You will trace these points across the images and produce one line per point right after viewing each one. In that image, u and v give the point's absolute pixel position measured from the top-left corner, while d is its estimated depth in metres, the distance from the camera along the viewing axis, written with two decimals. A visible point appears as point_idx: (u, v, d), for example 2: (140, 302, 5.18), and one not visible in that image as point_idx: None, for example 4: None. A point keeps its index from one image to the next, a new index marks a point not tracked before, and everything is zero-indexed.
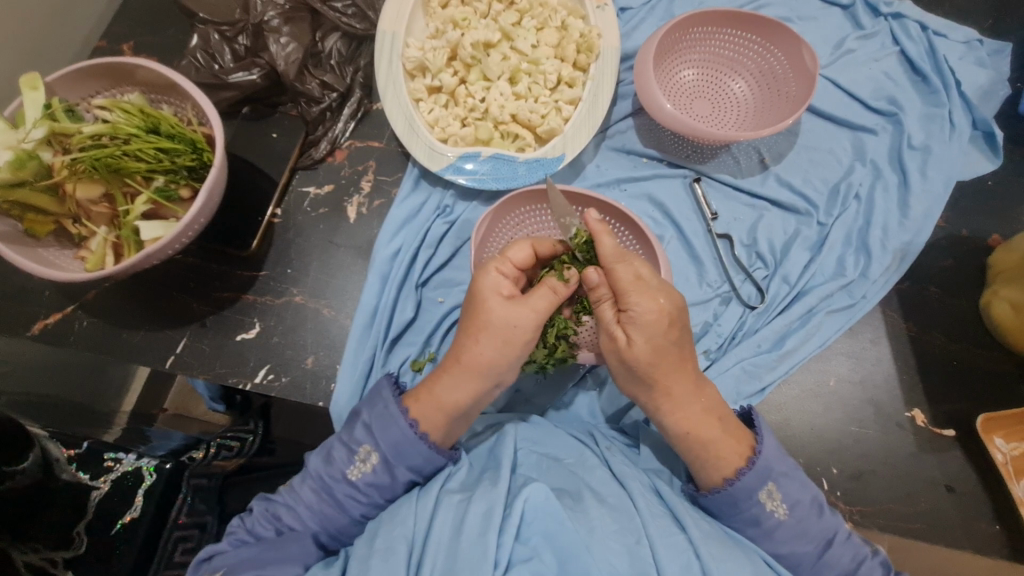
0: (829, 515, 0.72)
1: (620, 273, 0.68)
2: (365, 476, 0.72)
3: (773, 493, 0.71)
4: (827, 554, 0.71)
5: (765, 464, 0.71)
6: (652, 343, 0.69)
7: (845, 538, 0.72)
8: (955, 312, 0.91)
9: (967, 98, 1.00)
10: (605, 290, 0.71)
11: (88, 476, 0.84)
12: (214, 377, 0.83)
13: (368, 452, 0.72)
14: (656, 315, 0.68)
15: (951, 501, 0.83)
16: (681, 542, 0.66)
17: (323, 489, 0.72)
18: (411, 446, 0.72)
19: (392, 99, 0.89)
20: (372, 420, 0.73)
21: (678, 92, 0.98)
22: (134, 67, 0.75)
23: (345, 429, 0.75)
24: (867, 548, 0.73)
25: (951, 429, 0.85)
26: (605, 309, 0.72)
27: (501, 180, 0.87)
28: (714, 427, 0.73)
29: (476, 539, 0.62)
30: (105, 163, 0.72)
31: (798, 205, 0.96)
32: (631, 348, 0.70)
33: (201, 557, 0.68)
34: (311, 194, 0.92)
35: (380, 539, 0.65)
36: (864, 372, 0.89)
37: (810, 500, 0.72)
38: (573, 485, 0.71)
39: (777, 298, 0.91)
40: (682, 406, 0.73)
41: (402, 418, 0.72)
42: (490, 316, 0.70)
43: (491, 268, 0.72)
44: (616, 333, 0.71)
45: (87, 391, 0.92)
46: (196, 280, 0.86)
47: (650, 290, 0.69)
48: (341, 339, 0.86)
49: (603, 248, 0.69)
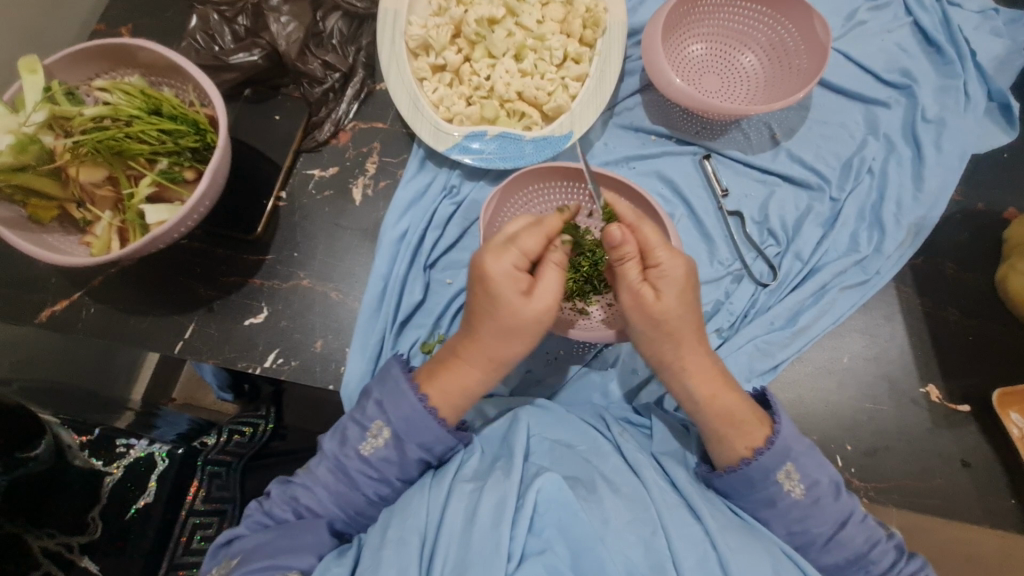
0: (845, 497, 0.72)
1: (647, 232, 0.69)
2: (377, 451, 0.71)
3: (791, 473, 0.70)
4: (839, 534, 0.70)
5: (783, 444, 0.70)
6: (680, 298, 0.69)
7: (860, 521, 0.71)
8: (970, 286, 0.90)
9: (982, 69, 0.98)
10: (631, 250, 0.68)
11: (101, 462, 0.84)
12: (223, 361, 0.82)
13: (379, 428, 0.72)
14: (681, 272, 0.69)
15: (966, 477, 0.82)
16: (698, 533, 0.66)
17: (339, 468, 0.72)
18: (422, 421, 0.71)
19: (395, 80, 0.88)
20: (384, 396, 0.73)
21: (687, 68, 0.96)
22: (134, 47, 0.74)
23: (355, 408, 0.74)
24: (884, 532, 0.72)
25: (967, 405, 0.85)
26: (629, 268, 0.69)
27: (507, 159, 0.87)
28: (731, 392, 0.73)
29: (489, 531, 0.62)
30: (107, 146, 0.70)
31: (810, 180, 0.94)
32: (659, 302, 0.68)
33: (219, 543, 0.69)
34: (315, 176, 0.91)
35: (392, 530, 0.65)
36: (878, 349, 0.88)
37: (828, 481, 0.71)
38: (586, 473, 0.71)
39: (790, 275, 0.90)
40: (701, 368, 0.73)
41: (412, 394, 0.72)
42: (512, 316, 0.68)
43: (502, 261, 0.68)
44: (643, 290, 0.69)
45: (94, 378, 0.91)
46: (201, 265, 0.85)
47: (675, 249, 0.70)
48: (349, 322, 0.85)
49: (621, 212, 0.72)
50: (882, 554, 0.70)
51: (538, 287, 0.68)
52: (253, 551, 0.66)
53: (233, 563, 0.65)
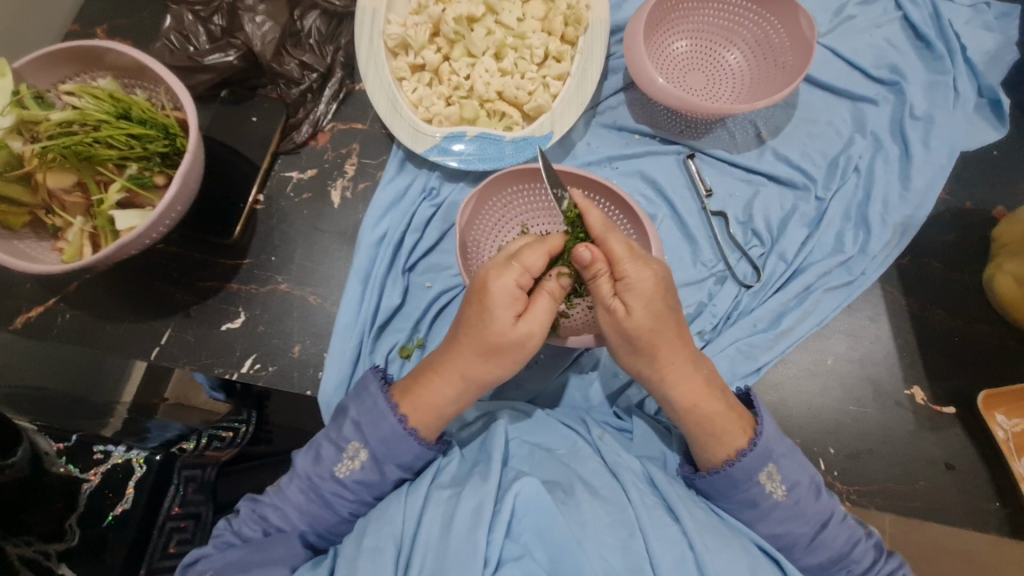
0: (826, 497, 0.71)
1: (614, 243, 0.67)
2: (353, 473, 0.71)
3: (773, 474, 0.70)
4: (820, 534, 0.70)
5: (766, 444, 0.70)
6: (649, 312, 0.67)
7: (840, 520, 0.71)
8: (957, 287, 0.89)
9: (972, 65, 0.96)
10: (601, 264, 0.67)
11: (78, 469, 0.83)
12: (200, 368, 0.82)
13: (356, 450, 0.71)
14: (650, 283, 0.67)
15: (950, 479, 0.81)
16: (676, 534, 0.65)
17: (311, 488, 0.71)
18: (399, 441, 0.71)
19: (373, 80, 0.86)
20: (361, 416, 0.72)
21: (671, 65, 0.95)
22: (103, 50, 0.73)
23: (332, 428, 0.73)
24: (863, 530, 0.72)
25: (952, 407, 0.84)
26: (601, 284, 0.68)
27: (487, 160, 0.86)
28: (715, 402, 0.71)
29: (466, 535, 0.62)
30: (74, 152, 0.69)
31: (796, 179, 0.93)
32: (631, 318, 0.67)
33: (186, 563, 0.68)
34: (294, 179, 0.90)
35: (368, 538, 0.65)
36: (862, 351, 0.87)
37: (808, 481, 0.71)
38: (565, 477, 0.70)
39: (774, 276, 0.89)
40: (686, 378, 0.72)
41: (391, 414, 0.71)
42: (502, 339, 0.67)
43: (504, 278, 0.66)
44: (613, 306, 0.68)
45: (81, 385, 0.90)
46: (178, 270, 0.84)
47: (642, 258, 0.68)
48: (327, 327, 0.85)
49: (590, 220, 0.68)
50: (863, 553, 0.70)
51: (530, 313, 0.68)
52: (220, 571, 0.65)
53: None
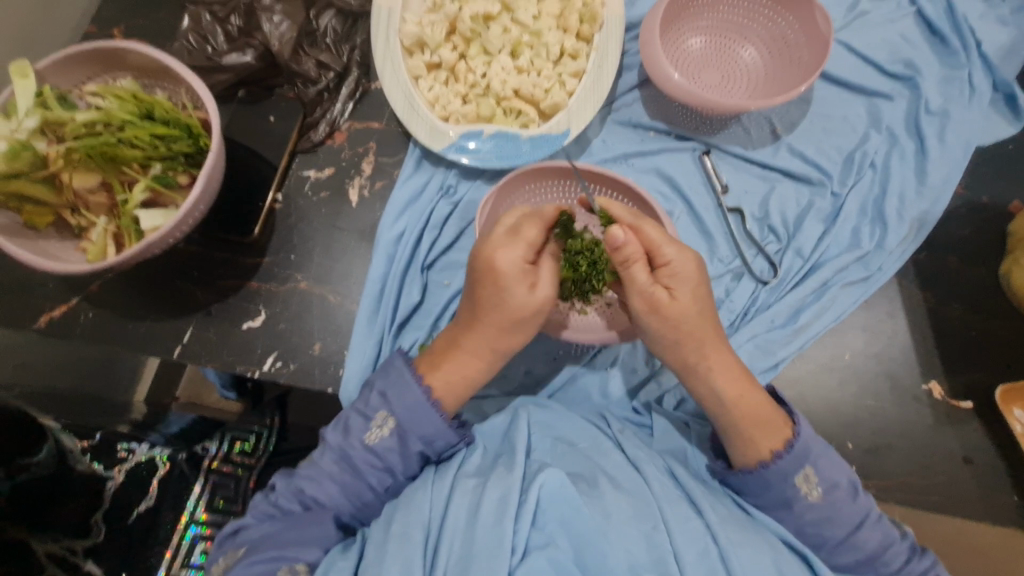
0: (862, 499, 0.71)
1: (649, 229, 0.70)
2: (382, 441, 0.71)
3: (809, 477, 0.70)
4: (853, 536, 0.70)
5: (803, 446, 0.70)
6: (694, 297, 0.69)
7: (875, 520, 0.71)
8: (974, 282, 0.89)
9: (988, 59, 0.96)
10: (635, 250, 0.67)
11: (101, 466, 0.83)
12: (222, 365, 0.82)
13: (384, 418, 0.72)
14: (692, 266, 0.70)
15: (969, 474, 0.82)
16: (699, 527, 0.66)
17: (343, 458, 0.72)
18: (424, 413, 0.71)
19: (390, 78, 0.87)
20: (388, 387, 0.73)
21: (686, 62, 0.95)
22: (125, 51, 0.73)
23: (360, 400, 0.74)
24: (898, 532, 0.72)
25: (970, 401, 0.84)
26: (636, 271, 0.68)
27: (504, 158, 0.86)
28: (752, 393, 0.72)
29: (493, 522, 0.62)
30: (100, 152, 0.70)
31: (812, 175, 0.93)
32: (676, 303, 0.69)
33: (226, 532, 0.69)
34: (311, 177, 0.90)
35: (396, 524, 0.65)
36: (880, 345, 0.87)
37: (846, 484, 0.71)
38: (588, 469, 0.71)
39: (791, 272, 0.89)
40: (693, 372, 0.73)
41: (415, 384, 0.72)
42: (523, 311, 0.69)
43: (510, 256, 0.69)
44: (656, 292, 0.68)
45: (98, 382, 0.88)
46: (199, 269, 0.85)
47: (680, 245, 0.70)
48: (347, 325, 0.85)
49: (617, 213, 0.74)
50: (894, 555, 0.70)
51: (539, 281, 0.70)
52: (258, 542, 0.66)
53: (239, 553, 0.66)
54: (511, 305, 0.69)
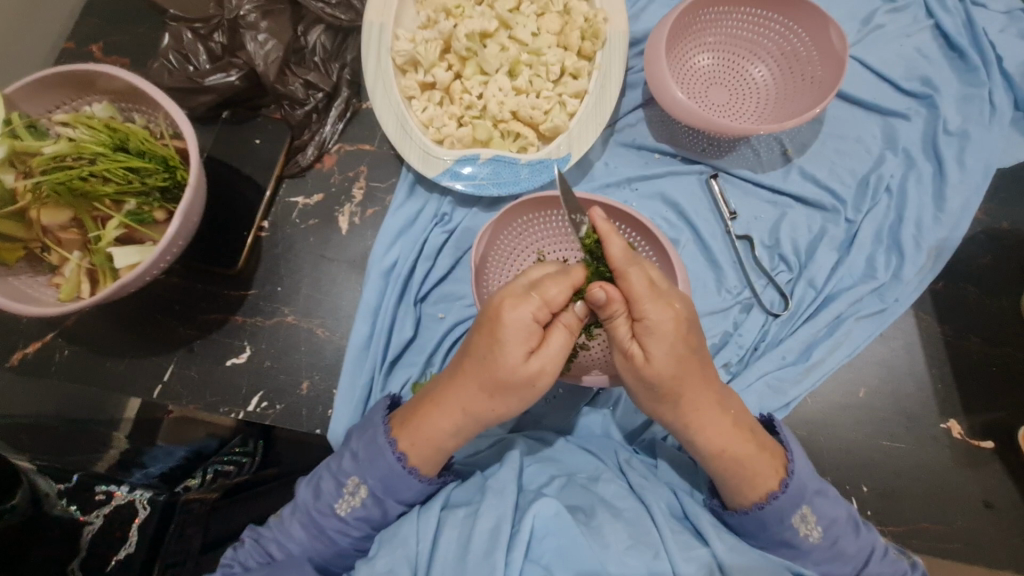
0: (866, 532, 0.68)
1: (633, 278, 0.61)
2: (354, 510, 0.68)
3: (807, 517, 0.66)
4: (866, 570, 0.67)
5: (799, 484, 0.67)
6: (671, 358, 0.63)
7: (881, 556, 0.68)
8: (994, 313, 0.85)
9: (1009, 76, 0.91)
10: (618, 304, 0.63)
11: (79, 511, 0.78)
12: (205, 406, 0.78)
13: (356, 485, 0.68)
14: (672, 324, 0.62)
15: (989, 518, 0.78)
16: (704, 556, 0.63)
17: (312, 524, 0.68)
18: (400, 480, 0.67)
19: (382, 99, 0.82)
20: (361, 449, 0.69)
21: (693, 80, 0.90)
22: (97, 74, 0.69)
23: (333, 458, 0.71)
24: (906, 562, 0.69)
25: (990, 441, 0.80)
26: (618, 325, 0.64)
27: (502, 185, 0.82)
28: (748, 443, 0.67)
29: (482, 558, 0.60)
30: (69, 187, 0.66)
31: (824, 201, 0.88)
32: (649, 364, 0.63)
33: None
34: (299, 204, 0.86)
35: (382, 560, 0.62)
36: (895, 382, 0.83)
37: (845, 516, 0.68)
38: (587, 501, 0.67)
39: (803, 303, 0.85)
40: (711, 423, 0.67)
41: (390, 451, 0.67)
42: (513, 375, 0.62)
43: (514, 311, 0.61)
44: (632, 348, 0.64)
45: (84, 407, 0.81)
46: (181, 302, 0.81)
47: (664, 297, 0.63)
48: (336, 361, 0.81)
49: (611, 251, 0.61)
50: None
51: (543, 348, 0.63)
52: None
53: None
54: (505, 371, 0.62)
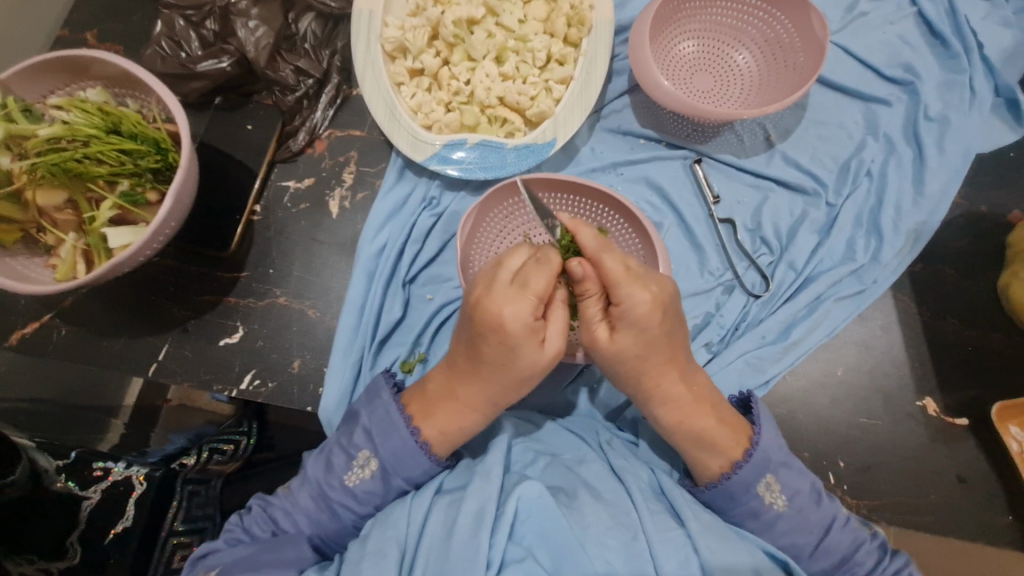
0: (827, 502, 0.70)
1: (609, 264, 0.63)
2: (363, 482, 0.70)
3: (772, 486, 0.69)
4: (823, 541, 0.69)
5: (763, 455, 0.69)
6: (637, 337, 0.65)
7: (842, 525, 0.70)
8: (971, 294, 0.87)
9: (990, 63, 0.93)
10: (592, 284, 0.64)
11: (78, 487, 0.81)
12: (199, 384, 0.80)
13: (366, 458, 0.70)
14: (650, 305, 0.64)
15: (962, 493, 0.80)
16: (680, 538, 0.64)
17: (320, 495, 0.71)
18: (410, 455, 0.70)
19: (371, 85, 0.84)
20: (372, 424, 0.71)
21: (677, 67, 0.92)
22: (90, 60, 0.70)
23: (343, 433, 0.73)
24: (866, 532, 0.71)
25: (965, 418, 0.82)
26: (590, 305, 0.66)
27: (489, 169, 0.83)
28: (707, 416, 0.70)
29: (467, 539, 0.62)
30: (64, 168, 0.67)
31: (806, 185, 0.90)
32: (615, 343, 0.65)
33: (196, 555, 0.67)
34: (291, 188, 0.87)
35: (372, 541, 0.64)
36: (873, 361, 0.85)
37: (809, 488, 0.70)
38: (568, 483, 0.70)
39: (783, 285, 0.87)
40: (687, 395, 0.70)
41: (403, 426, 0.70)
42: (520, 368, 0.65)
43: (511, 311, 0.62)
44: (598, 329, 0.66)
45: (86, 388, 0.85)
46: (175, 283, 0.83)
47: (640, 279, 0.64)
48: (327, 341, 0.83)
49: (583, 239, 0.63)
50: (866, 555, 0.69)
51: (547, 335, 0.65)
52: (228, 567, 0.65)
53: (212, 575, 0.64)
54: (507, 363, 0.65)
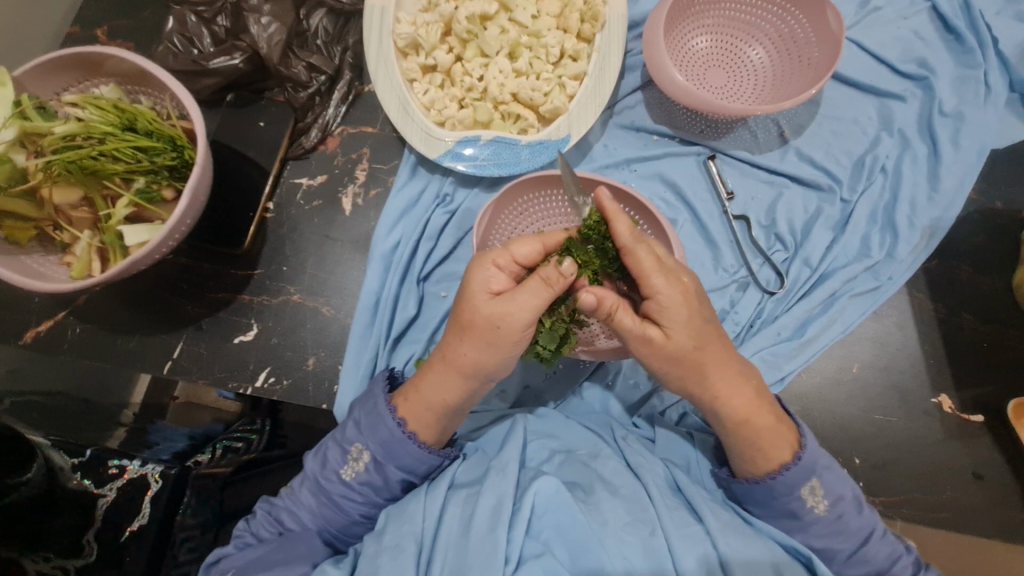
0: (868, 512, 0.69)
1: (642, 255, 0.63)
2: (359, 475, 0.69)
3: (815, 489, 0.68)
4: (862, 550, 0.68)
5: (811, 458, 0.68)
6: (688, 329, 0.64)
7: (881, 536, 0.69)
8: (985, 290, 0.87)
9: (1005, 58, 0.92)
10: (612, 302, 0.64)
11: (92, 483, 0.84)
12: (215, 381, 0.80)
13: (360, 451, 0.70)
14: (681, 295, 0.64)
15: (978, 489, 0.80)
16: (698, 533, 0.64)
17: (321, 491, 0.70)
18: (399, 445, 0.69)
19: (385, 81, 0.83)
20: (363, 417, 0.71)
21: (690, 62, 0.91)
22: (104, 57, 0.70)
23: (338, 429, 0.73)
24: (904, 546, 0.70)
25: (980, 415, 0.82)
26: (623, 317, 0.64)
27: (502, 166, 0.83)
28: (764, 412, 0.69)
29: (485, 534, 0.62)
30: (80, 166, 0.67)
31: (821, 180, 0.90)
32: (670, 340, 0.64)
33: (210, 561, 0.68)
34: (304, 185, 0.87)
35: (388, 536, 0.64)
36: (888, 358, 0.85)
37: (851, 496, 0.69)
38: (585, 478, 0.69)
39: (798, 282, 0.87)
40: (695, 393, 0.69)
41: (390, 417, 0.70)
42: (474, 315, 0.64)
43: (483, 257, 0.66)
44: (648, 331, 0.64)
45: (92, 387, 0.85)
46: (188, 281, 0.83)
47: (671, 271, 0.64)
48: (341, 339, 0.83)
49: (618, 229, 0.62)
50: (903, 570, 0.68)
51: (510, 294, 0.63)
52: (243, 569, 0.66)
53: None
54: (467, 317, 0.65)
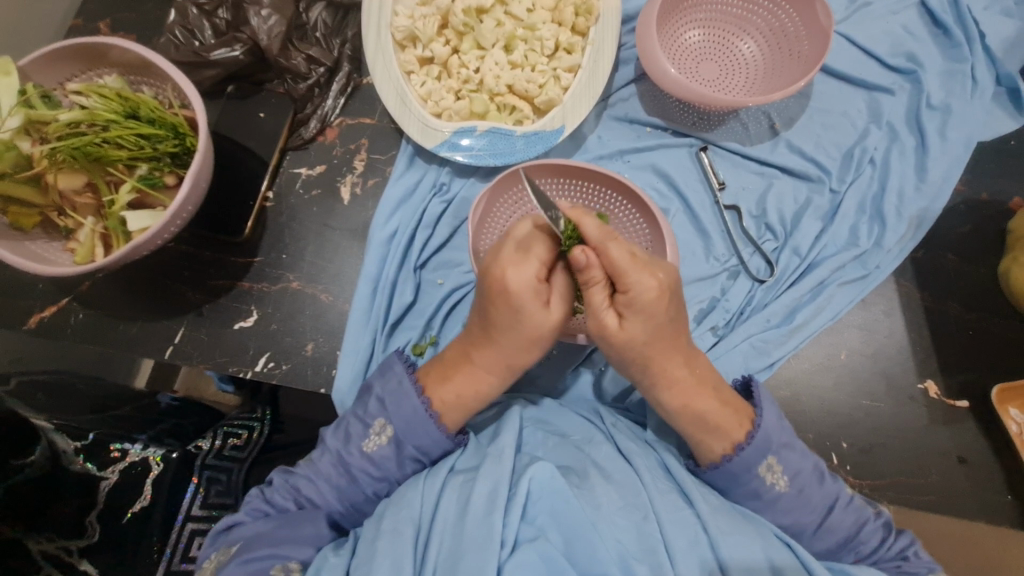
0: (830, 482, 0.71)
1: (615, 253, 0.64)
2: (380, 448, 0.72)
3: (773, 466, 0.70)
4: (827, 520, 0.70)
5: (765, 436, 0.70)
6: (644, 324, 0.67)
7: (845, 504, 0.71)
8: (970, 280, 0.88)
9: (992, 52, 0.94)
10: (596, 271, 0.64)
11: (95, 467, 0.85)
12: (215, 366, 0.82)
13: (382, 425, 0.72)
14: (656, 292, 0.66)
15: (963, 473, 0.81)
16: (688, 517, 0.66)
17: (340, 463, 0.72)
18: (421, 424, 0.72)
19: (383, 73, 0.85)
20: (386, 394, 0.73)
21: (683, 56, 0.93)
22: (108, 47, 0.71)
23: (360, 404, 0.75)
24: (871, 510, 0.72)
25: (965, 401, 0.84)
26: (596, 293, 0.66)
27: (498, 156, 0.84)
28: (708, 398, 0.72)
29: (482, 517, 0.63)
30: (85, 153, 0.69)
31: (810, 171, 0.92)
32: (624, 330, 0.68)
33: (218, 529, 0.70)
34: (303, 175, 0.89)
35: (387, 521, 0.65)
36: (876, 345, 0.87)
37: (811, 469, 0.71)
38: (578, 462, 0.71)
39: (787, 270, 0.88)
40: (683, 378, 0.71)
41: (414, 394, 0.73)
42: (544, 326, 0.69)
43: (529, 273, 0.67)
44: (606, 318, 0.68)
45: (99, 368, 0.85)
46: (190, 269, 0.84)
47: (646, 267, 0.66)
48: (339, 325, 0.85)
49: (587, 230, 0.64)
50: (869, 535, 0.70)
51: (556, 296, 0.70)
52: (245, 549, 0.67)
53: (233, 549, 0.66)
54: (534, 327, 0.69)
